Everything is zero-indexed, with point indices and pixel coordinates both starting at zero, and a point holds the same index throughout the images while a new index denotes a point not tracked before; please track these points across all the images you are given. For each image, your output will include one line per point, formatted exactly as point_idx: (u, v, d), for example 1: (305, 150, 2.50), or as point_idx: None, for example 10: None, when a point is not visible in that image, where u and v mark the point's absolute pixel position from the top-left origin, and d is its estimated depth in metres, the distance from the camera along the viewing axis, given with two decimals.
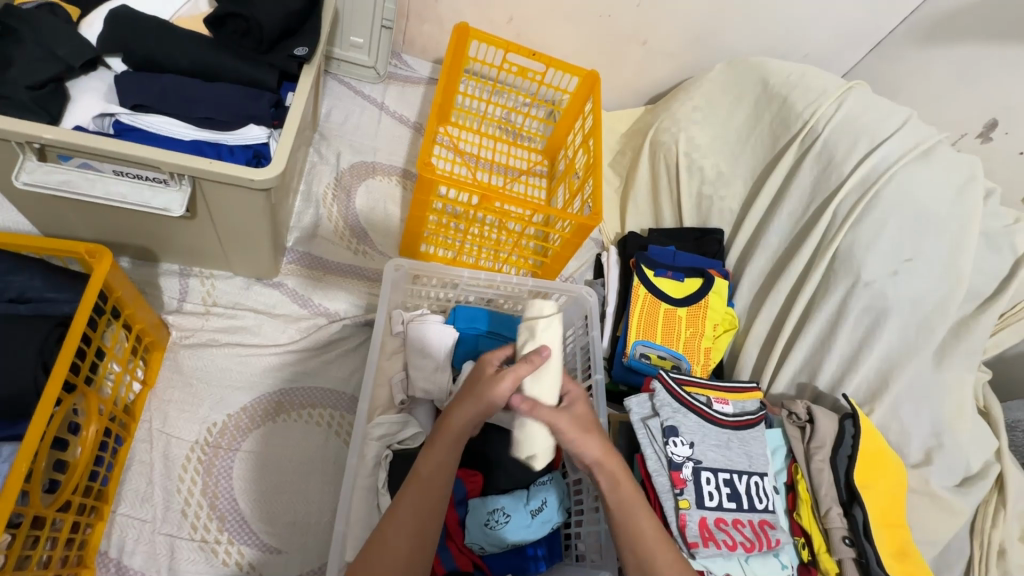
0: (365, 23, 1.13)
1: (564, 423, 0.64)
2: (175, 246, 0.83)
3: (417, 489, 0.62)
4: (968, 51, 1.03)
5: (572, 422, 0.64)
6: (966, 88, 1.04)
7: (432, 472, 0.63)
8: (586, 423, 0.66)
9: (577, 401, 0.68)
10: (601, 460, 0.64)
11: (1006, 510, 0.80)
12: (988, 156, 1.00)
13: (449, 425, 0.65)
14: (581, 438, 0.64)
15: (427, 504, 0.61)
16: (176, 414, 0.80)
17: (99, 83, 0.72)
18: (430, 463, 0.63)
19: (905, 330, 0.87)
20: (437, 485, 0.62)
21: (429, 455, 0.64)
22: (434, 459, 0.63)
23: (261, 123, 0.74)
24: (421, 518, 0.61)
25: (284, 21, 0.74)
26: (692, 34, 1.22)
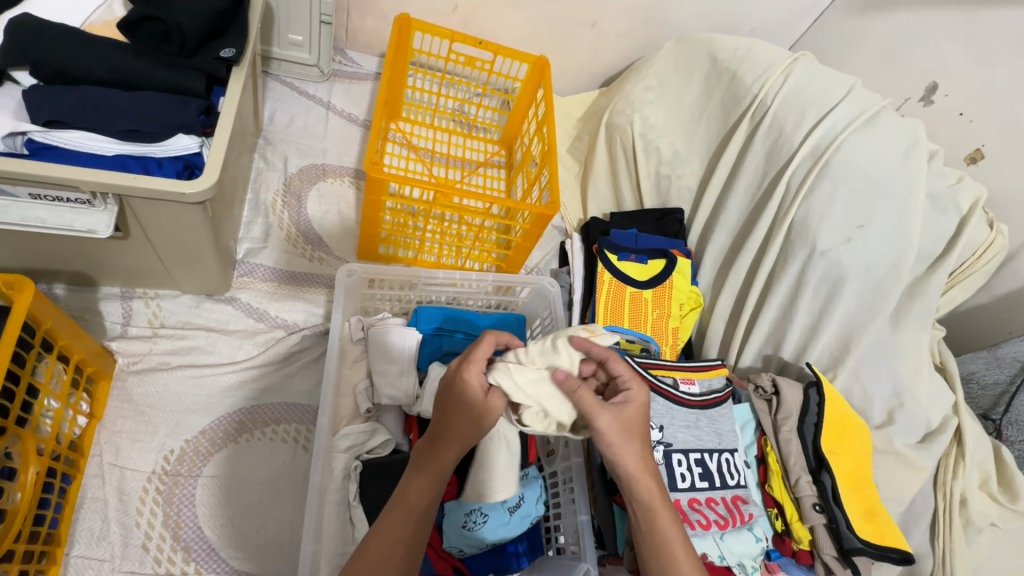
0: (304, 19, 1.09)
1: (605, 422, 0.58)
2: (115, 268, 0.79)
3: (402, 520, 0.57)
4: (906, 17, 1.06)
5: (615, 424, 0.58)
6: (907, 54, 1.06)
7: (422, 498, 0.58)
8: (630, 432, 0.58)
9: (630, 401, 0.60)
10: (637, 474, 0.58)
11: (965, 460, 0.82)
12: (929, 119, 1.03)
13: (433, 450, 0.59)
14: (618, 441, 0.58)
15: (415, 530, 0.57)
16: (129, 445, 0.75)
17: (7, 99, 0.67)
18: (417, 490, 0.58)
19: (861, 295, 0.89)
20: (427, 514, 0.58)
21: (418, 482, 0.58)
22: (422, 488, 0.58)
23: (191, 132, 0.69)
24: (411, 544, 0.57)
25: (209, 22, 0.70)
26: (640, 14, 1.22)
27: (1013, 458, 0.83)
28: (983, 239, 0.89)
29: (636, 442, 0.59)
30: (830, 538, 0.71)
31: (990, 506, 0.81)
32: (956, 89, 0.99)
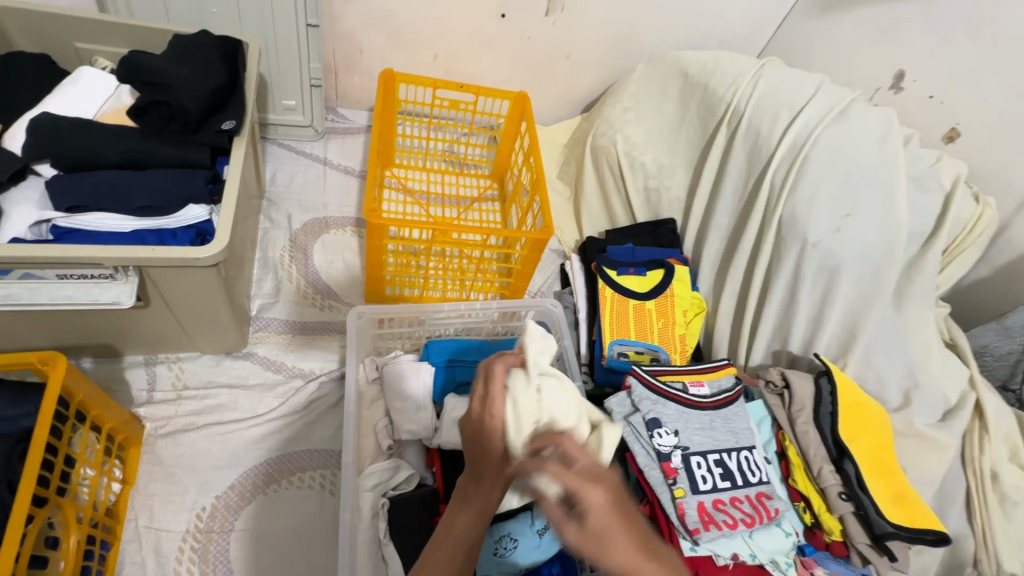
0: (295, 85, 1.17)
1: (569, 535, 0.46)
2: (138, 337, 0.83)
3: (444, 566, 0.55)
4: (863, 13, 1.12)
5: (581, 538, 0.46)
6: (870, 47, 1.13)
7: (461, 543, 0.56)
8: (601, 549, 0.45)
9: (586, 504, 0.46)
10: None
11: (989, 434, 0.81)
12: (901, 104, 1.09)
13: (472, 492, 0.58)
14: (590, 557, 0.45)
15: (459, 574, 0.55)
16: (162, 507, 0.77)
17: (31, 191, 0.72)
18: (457, 534, 0.57)
19: (860, 281, 0.90)
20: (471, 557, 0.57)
21: (459, 521, 0.57)
22: (463, 529, 0.57)
23: (200, 202, 0.74)
24: None
25: (208, 99, 0.76)
26: (612, 41, 1.30)
27: None
28: (970, 212, 0.91)
29: (622, 550, 0.44)
30: (862, 527, 0.69)
31: None
32: (922, 74, 1.04)
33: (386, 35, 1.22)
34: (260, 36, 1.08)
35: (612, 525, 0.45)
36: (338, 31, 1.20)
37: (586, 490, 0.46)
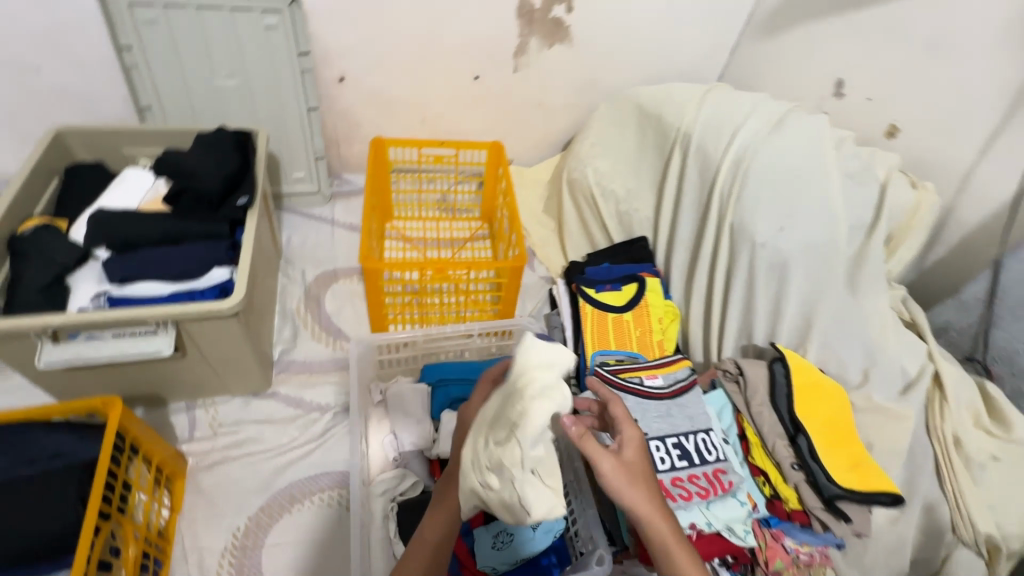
0: (303, 159, 1.36)
1: (608, 465, 0.62)
2: (180, 385, 0.97)
3: (421, 553, 0.68)
4: (802, 31, 1.27)
5: (617, 467, 0.62)
6: (812, 59, 1.26)
7: (437, 535, 0.68)
8: (633, 473, 0.63)
9: (626, 443, 0.65)
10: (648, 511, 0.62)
11: (948, 401, 0.86)
12: (847, 108, 1.20)
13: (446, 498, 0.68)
14: (623, 479, 0.62)
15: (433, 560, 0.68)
16: (204, 529, 0.89)
17: (92, 271, 0.88)
18: (434, 528, 0.68)
19: (810, 273, 0.97)
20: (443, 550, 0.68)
21: (434, 519, 0.68)
22: (438, 524, 0.68)
23: (222, 264, 0.91)
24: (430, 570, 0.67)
25: (227, 180, 0.94)
26: (580, 86, 1.47)
27: (998, 392, 0.87)
28: (908, 199, 0.99)
29: (639, 480, 0.63)
30: (813, 493, 0.76)
31: (987, 441, 0.84)
32: (859, 79, 1.17)
33: (377, 108, 1.41)
34: (270, 123, 1.29)
35: (638, 461, 0.64)
36: (337, 110, 1.39)
37: (630, 428, 0.66)
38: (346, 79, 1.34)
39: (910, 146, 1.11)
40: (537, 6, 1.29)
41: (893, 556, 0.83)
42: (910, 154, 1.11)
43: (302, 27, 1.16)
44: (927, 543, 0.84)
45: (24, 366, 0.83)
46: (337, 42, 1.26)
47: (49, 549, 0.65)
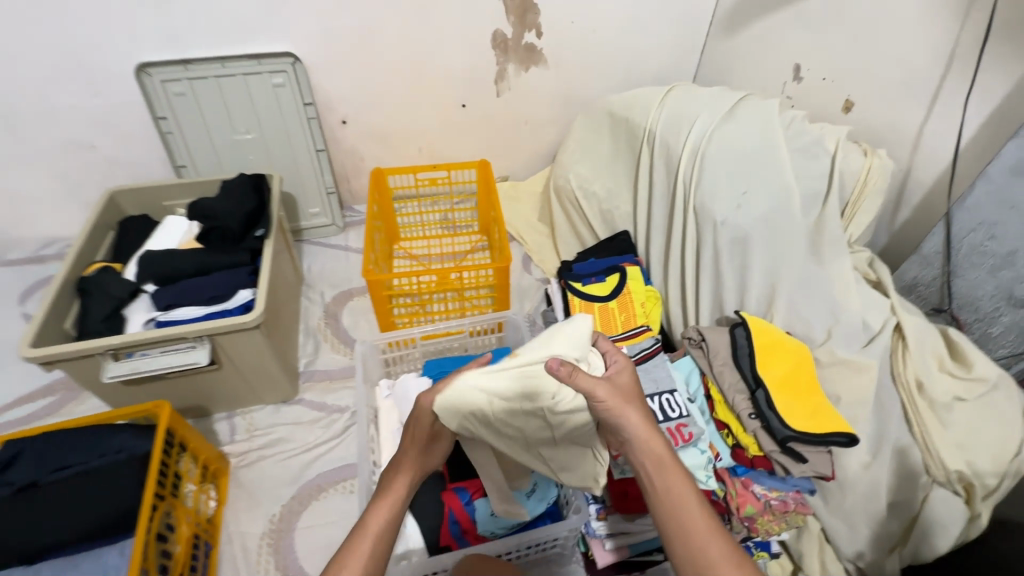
0: (316, 195, 1.54)
1: (605, 392, 0.65)
2: (220, 396, 1.13)
3: (364, 542, 0.63)
4: (760, 24, 1.34)
5: (613, 393, 0.65)
6: (768, 48, 1.33)
7: (381, 522, 0.65)
8: (628, 398, 0.66)
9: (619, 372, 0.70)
10: (641, 431, 0.64)
11: (908, 348, 0.91)
12: (805, 90, 1.27)
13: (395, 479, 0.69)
14: (619, 404, 0.65)
15: (380, 546, 0.64)
16: (245, 516, 1.03)
17: (143, 302, 1.06)
18: (379, 515, 0.66)
19: (768, 245, 1.05)
20: (388, 536, 0.65)
21: (380, 506, 0.67)
22: (383, 510, 0.66)
23: (246, 287, 1.07)
24: (375, 562, 0.63)
25: (246, 217, 1.11)
26: (561, 100, 1.60)
27: (959, 336, 0.91)
28: (859, 166, 1.03)
29: (631, 404, 0.65)
30: (771, 438, 0.82)
31: (951, 382, 0.87)
32: (814, 61, 1.22)
33: (377, 143, 1.55)
34: (285, 166, 1.47)
35: (631, 392, 0.69)
36: (343, 149, 1.55)
37: (620, 358, 0.72)
38: (347, 121, 1.48)
39: (865, 120, 1.15)
40: (510, 35, 1.42)
41: (868, 498, 0.88)
42: (866, 126, 1.15)
43: (305, 82, 1.34)
44: (903, 486, 0.87)
45: (94, 385, 1.00)
46: (337, 90, 1.41)
47: (119, 523, 0.80)
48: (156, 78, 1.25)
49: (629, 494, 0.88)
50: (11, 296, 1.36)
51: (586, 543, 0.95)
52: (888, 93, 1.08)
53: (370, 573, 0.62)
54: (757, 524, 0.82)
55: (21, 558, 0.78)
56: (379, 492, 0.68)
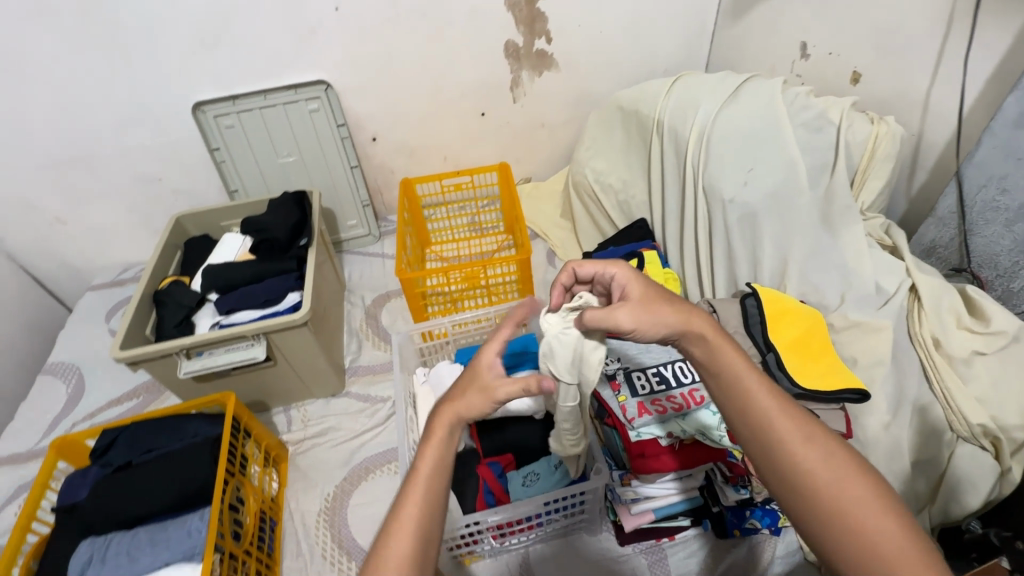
0: (353, 208, 1.67)
1: (622, 315, 0.63)
2: (277, 391, 1.25)
3: (416, 486, 0.61)
4: (762, 7, 1.37)
5: (634, 310, 0.64)
6: (773, 29, 1.36)
7: (432, 464, 0.63)
8: (650, 304, 0.65)
9: (626, 281, 0.70)
10: (686, 327, 0.64)
11: (922, 307, 0.94)
12: (812, 67, 1.28)
13: (446, 421, 0.66)
14: (638, 315, 0.63)
15: (436, 492, 0.61)
16: (303, 496, 1.14)
17: (209, 309, 1.21)
18: (429, 458, 0.63)
19: (776, 219, 1.08)
20: (440, 480, 0.62)
21: (429, 448, 0.64)
22: (433, 451, 0.64)
23: (294, 290, 1.19)
24: (430, 507, 0.60)
25: (291, 228, 1.23)
26: (575, 100, 1.67)
27: (977, 292, 0.92)
28: (866, 135, 1.05)
29: (663, 307, 0.65)
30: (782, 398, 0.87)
31: (969, 338, 0.89)
32: (816, 37, 1.24)
33: (405, 156, 1.67)
34: (324, 183, 1.61)
35: (647, 296, 0.67)
36: (375, 165, 1.67)
37: (615, 271, 0.71)
38: (377, 138, 1.61)
39: (871, 89, 1.16)
40: (521, 44, 1.50)
41: (891, 457, 0.87)
42: (873, 96, 1.16)
43: (337, 106, 1.48)
44: (929, 444, 0.87)
45: (171, 382, 1.15)
46: (365, 110, 1.53)
47: (197, 495, 0.93)
48: (211, 115, 1.42)
49: (646, 454, 0.93)
50: (98, 315, 1.55)
51: (614, 512, 1.01)
52: (891, 60, 1.09)
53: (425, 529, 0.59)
54: None
55: (121, 525, 0.91)
56: (425, 437, 0.65)
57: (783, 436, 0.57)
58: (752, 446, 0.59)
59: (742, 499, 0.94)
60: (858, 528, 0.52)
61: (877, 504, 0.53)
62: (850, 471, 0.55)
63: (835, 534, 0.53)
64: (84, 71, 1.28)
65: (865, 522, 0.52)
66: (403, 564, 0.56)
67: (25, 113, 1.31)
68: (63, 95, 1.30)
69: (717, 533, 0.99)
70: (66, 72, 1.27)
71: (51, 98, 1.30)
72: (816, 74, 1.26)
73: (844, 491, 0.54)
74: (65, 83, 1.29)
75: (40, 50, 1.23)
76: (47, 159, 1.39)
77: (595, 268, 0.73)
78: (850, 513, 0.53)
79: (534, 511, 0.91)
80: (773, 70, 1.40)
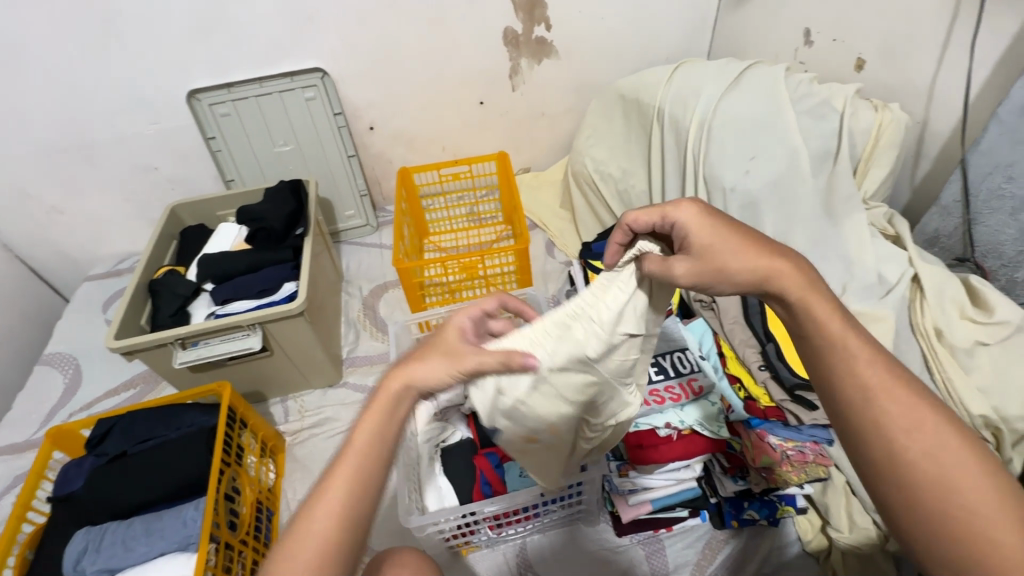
0: (350, 197, 1.66)
1: (681, 269, 0.60)
2: (274, 381, 1.25)
3: (347, 461, 0.56)
4: None
5: (694, 265, 0.60)
6: (776, 15, 1.33)
7: (368, 439, 0.57)
8: (714, 256, 0.60)
9: (688, 231, 0.61)
10: (767, 277, 0.59)
11: (924, 297, 0.93)
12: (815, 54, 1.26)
13: (400, 388, 0.60)
14: (701, 272, 0.60)
15: (367, 472, 0.56)
16: (300, 486, 1.14)
17: (205, 299, 1.20)
18: (366, 430, 0.57)
19: (777, 208, 1.07)
20: (375, 456, 0.57)
21: (369, 420, 0.58)
22: (371, 425, 0.57)
23: (290, 279, 1.19)
24: (359, 488, 0.55)
25: (287, 217, 1.22)
26: (575, 88, 1.64)
27: (981, 282, 0.91)
28: (871, 121, 1.03)
29: (745, 258, 0.59)
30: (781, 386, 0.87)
31: (972, 329, 0.88)
32: (820, 24, 1.22)
33: (403, 146, 1.65)
34: (321, 173, 1.60)
35: (715, 248, 0.60)
36: (373, 154, 1.66)
37: (675, 218, 0.62)
38: (375, 127, 1.59)
39: (876, 76, 1.14)
40: (521, 31, 1.48)
41: None
42: (878, 83, 1.14)
43: (333, 94, 1.46)
44: None
45: (167, 372, 1.14)
46: (362, 99, 1.51)
47: (193, 485, 0.92)
48: (206, 103, 1.40)
49: (644, 446, 0.92)
50: (94, 306, 1.54)
51: (612, 503, 1.00)
52: (897, 45, 1.07)
53: (344, 508, 0.54)
54: (775, 473, 0.86)
55: (116, 514, 0.91)
56: (367, 403, 0.59)
57: (887, 417, 0.52)
58: (847, 424, 0.55)
59: (740, 490, 0.94)
60: (972, 530, 0.47)
61: (1000, 507, 0.47)
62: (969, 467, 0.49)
63: (941, 531, 0.49)
64: (77, 59, 1.26)
65: (983, 527, 0.47)
66: (324, 541, 0.52)
67: (18, 101, 1.29)
68: (56, 83, 1.28)
69: (714, 523, 0.99)
70: (58, 59, 1.25)
71: (43, 87, 1.28)
72: (820, 61, 1.24)
73: (960, 489, 0.49)
74: (58, 71, 1.27)
75: (33, 38, 1.21)
76: (41, 148, 1.38)
77: (652, 218, 0.64)
78: (953, 500, 0.49)
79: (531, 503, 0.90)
80: (776, 57, 1.37)
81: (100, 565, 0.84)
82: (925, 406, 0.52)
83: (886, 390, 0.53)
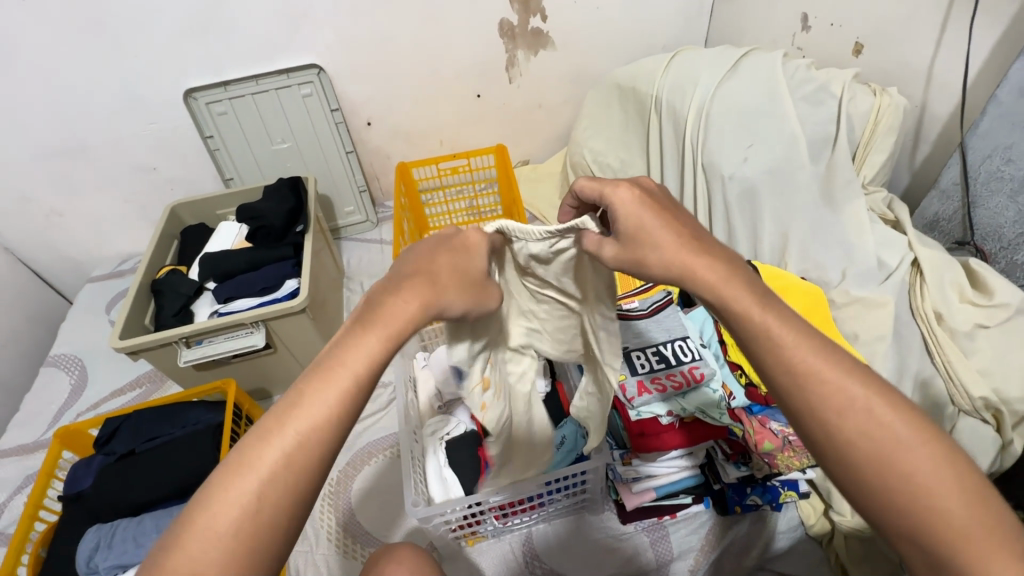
0: (349, 193, 1.66)
1: (608, 251, 0.59)
2: (278, 378, 1.25)
3: (304, 422, 0.46)
4: None
5: (620, 247, 0.59)
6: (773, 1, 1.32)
7: (334, 402, 0.47)
8: (639, 240, 0.58)
9: (619, 212, 0.60)
10: (684, 260, 0.56)
11: (923, 281, 0.93)
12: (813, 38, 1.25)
13: (378, 335, 0.51)
14: (624, 255, 0.58)
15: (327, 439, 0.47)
16: None
17: (207, 298, 1.21)
18: (331, 388, 0.48)
19: (776, 195, 1.07)
20: (340, 422, 0.48)
21: (337, 372, 0.48)
22: (340, 380, 0.48)
23: (292, 276, 1.19)
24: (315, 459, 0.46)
25: (287, 215, 1.23)
26: (572, 79, 1.64)
27: (980, 265, 0.91)
28: (869, 105, 1.02)
29: (666, 248, 0.57)
30: None
31: (971, 312, 0.88)
32: (817, 8, 1.21)
33: (401, 140, 1.65)
34: (319, 170, 1.60)
35: (640, 231, 0.58)
36: (371, 150, 1.66)
37: (610, 195, 0.60)
38: (372, 122, 1.58)
39: (874, 60, 1.13)
40: (516, 22, 1.47)
41: None
42: (876, 67, 1.13)
43: (330, 89, 1.46)
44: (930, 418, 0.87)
45: (171, 370, 1.15)
46: (359, 94, 1.51)
47: (201, 481, 0.93)
48: (202, 102, 1.40)
49: (646, 433, 0.92)
50: (98, 306, 1.55)
51: (616, 491, 1.01)
52: (895, 29, 1.06)
53: (296, 473, 0.45)
54: (776, 459, 0.86)
55: (126, 512, 0.92)
56: (334, 354, 0.49)
57: (830, 396, 0.48)
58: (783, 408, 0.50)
59: (743, 475, 0.95)
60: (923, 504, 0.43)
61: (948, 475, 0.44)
62: (910, 436, 0.46)
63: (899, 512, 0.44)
64: (72, 61, 1.26)
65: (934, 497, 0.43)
66: (256, 521, 0.43)
67: (16, 105, 1.29)
68: (52, 85, 1.28)
69: (718, 509, 1.00)
70: (54, 61, 1.25)
71: (41, 89, 1.28)
72: (818, 45, 1.23)
73: (911, 460, 0.45)
74: (54, 73, 1.27)
75: (28, 41, 1.21)
76: (40, 150, 1.38)
77: (593, 193, 0.63)
78: (895, 479, 0.44)
79: (535, 493, 0.91)
80: (773, 43, 1.37)
81: (113, 561, 0.85)
82: (854, 378, 0.48)
83: (817, 376, 0.48)
